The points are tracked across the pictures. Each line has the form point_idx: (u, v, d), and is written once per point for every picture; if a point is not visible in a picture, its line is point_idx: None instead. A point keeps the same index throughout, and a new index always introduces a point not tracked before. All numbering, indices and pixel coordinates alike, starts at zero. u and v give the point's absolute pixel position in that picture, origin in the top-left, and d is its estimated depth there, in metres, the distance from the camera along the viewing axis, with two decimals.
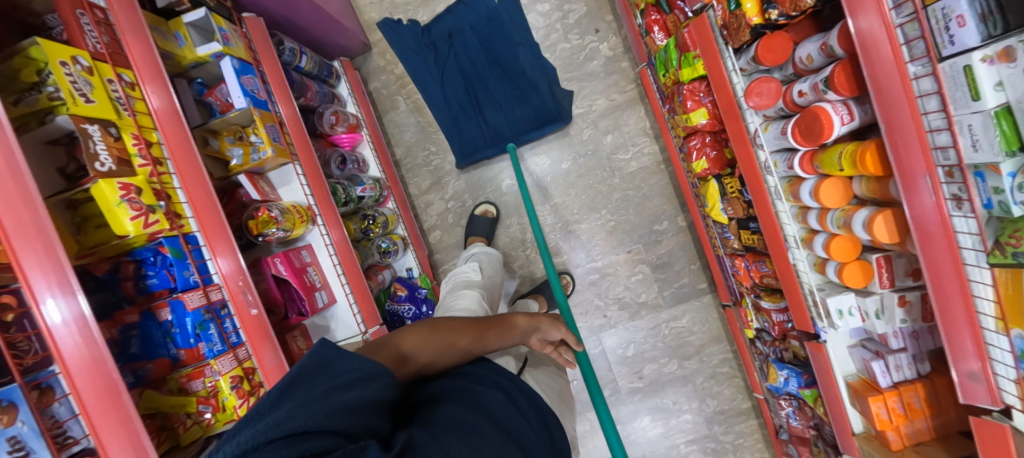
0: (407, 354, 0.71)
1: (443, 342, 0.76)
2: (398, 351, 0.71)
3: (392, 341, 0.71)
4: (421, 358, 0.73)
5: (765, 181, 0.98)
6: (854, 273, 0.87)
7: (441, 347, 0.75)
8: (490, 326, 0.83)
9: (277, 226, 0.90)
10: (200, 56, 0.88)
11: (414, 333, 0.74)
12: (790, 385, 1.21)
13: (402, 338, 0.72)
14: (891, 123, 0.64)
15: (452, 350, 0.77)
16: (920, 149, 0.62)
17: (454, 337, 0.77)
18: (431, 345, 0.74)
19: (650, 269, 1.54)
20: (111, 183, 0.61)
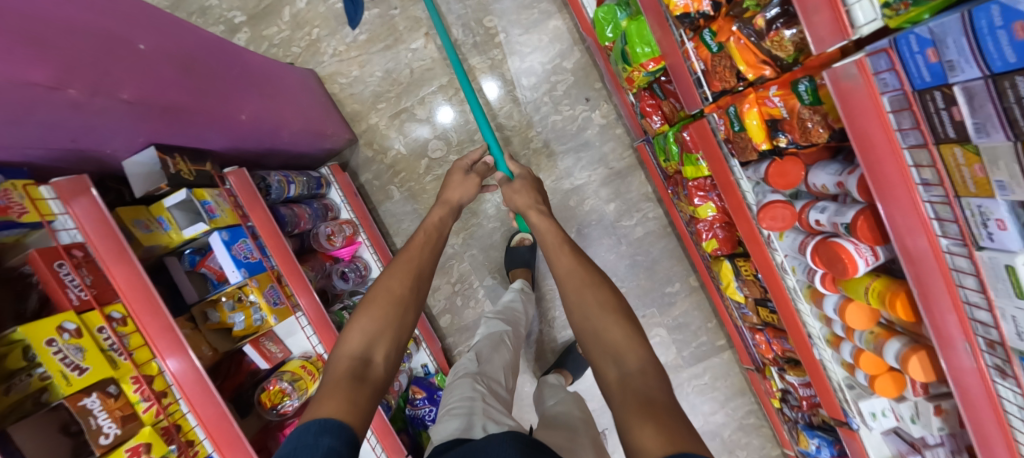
0: (365, 352, 0.71)
1: (386, 315, 0.76)
2: (354, 358, 0.71)
3: (343, 356, 0.71)
4: (380, 344, 0.73)
5: (783, 281, 0.95)
6: (886, 384, 0.85)
7: (386, 314, 0.76)
8: (409, 263, 0.85)
9: (289, 397, 0.88)
10: (187, 237, 0.84)
11: (356, 327, 0.74)
12: (822, 454, 1.19)
13: (344, 343, 0.72)
14: (908, 257, 0.60)
15: (402, 313, 0.78)
16: (925, 239, 0.57)
17: (388, 299, 0.78)
18: (376, 326, 0.75)
19: (667, 331, 1.52)
20: (117, 456, 0.59)
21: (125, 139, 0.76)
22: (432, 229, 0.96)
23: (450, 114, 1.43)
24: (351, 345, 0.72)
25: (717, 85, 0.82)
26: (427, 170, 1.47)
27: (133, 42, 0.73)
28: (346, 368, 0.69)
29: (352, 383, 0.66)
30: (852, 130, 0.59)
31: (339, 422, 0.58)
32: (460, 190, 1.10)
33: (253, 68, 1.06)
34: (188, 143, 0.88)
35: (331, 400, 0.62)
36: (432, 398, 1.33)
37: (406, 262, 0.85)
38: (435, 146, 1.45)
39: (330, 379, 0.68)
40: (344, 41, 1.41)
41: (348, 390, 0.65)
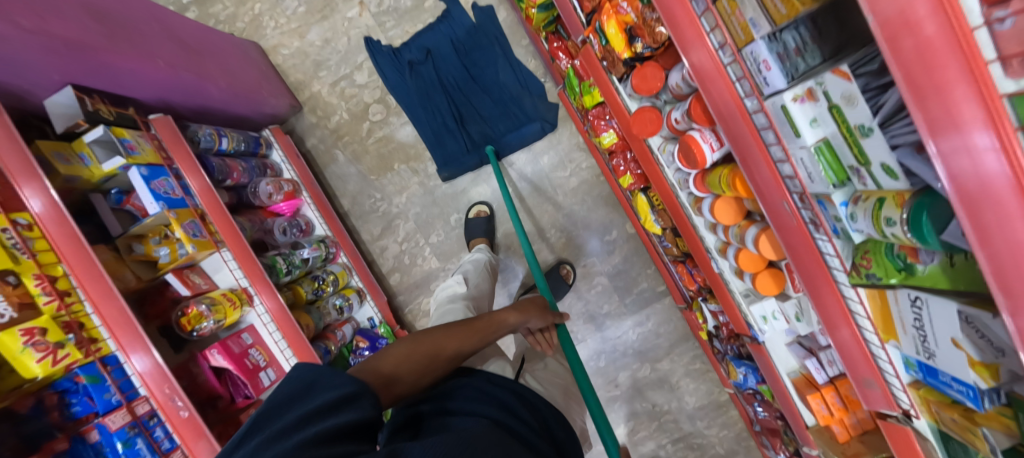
0: (391, 375, 0.68)
1: (427, 360, 0.74)
2: (380, 375, 0.68)
3: (372, 366, 0.68)
4: (406, 377, 0.70)
5: (676, 196, 0.99)
6: (767, 281, 0.88)
7: (424, 358, 0.74)
8: (468, 331, 0.83)
9: (207, 319, 0.94)
10: (106, 172, 0.91)
11: (396, 352, 0.72)
12: (750, 381, 1.22)
13: (381, 359, 0.70)
14: (729, 132, 0.65)
15: (433, 367, 0.75)
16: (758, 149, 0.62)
17: (440, 348, 0.76)
18: (414, 362, 0.72)
19: (608, 279, 1.56)
20: (10, 334, 0.65)
21: (40, 74, 0.83)
22: (500, 319, 0.91)
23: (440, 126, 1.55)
24: (385, 364, 0.69)
25: (586, 6, 0.90)
26: (369, 134, 1.54)
27: None
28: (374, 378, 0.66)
29: None
30: (665, 14, 0.65)
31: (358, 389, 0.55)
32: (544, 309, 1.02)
33: (179, 30, 1.14)
34: (110, 89, 0.96)
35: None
36: (375, 345, 1.39)
37: (467, 328, 0.83)
38: (376, 110, 1.53)
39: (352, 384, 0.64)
40: (284, 13, 1.50)
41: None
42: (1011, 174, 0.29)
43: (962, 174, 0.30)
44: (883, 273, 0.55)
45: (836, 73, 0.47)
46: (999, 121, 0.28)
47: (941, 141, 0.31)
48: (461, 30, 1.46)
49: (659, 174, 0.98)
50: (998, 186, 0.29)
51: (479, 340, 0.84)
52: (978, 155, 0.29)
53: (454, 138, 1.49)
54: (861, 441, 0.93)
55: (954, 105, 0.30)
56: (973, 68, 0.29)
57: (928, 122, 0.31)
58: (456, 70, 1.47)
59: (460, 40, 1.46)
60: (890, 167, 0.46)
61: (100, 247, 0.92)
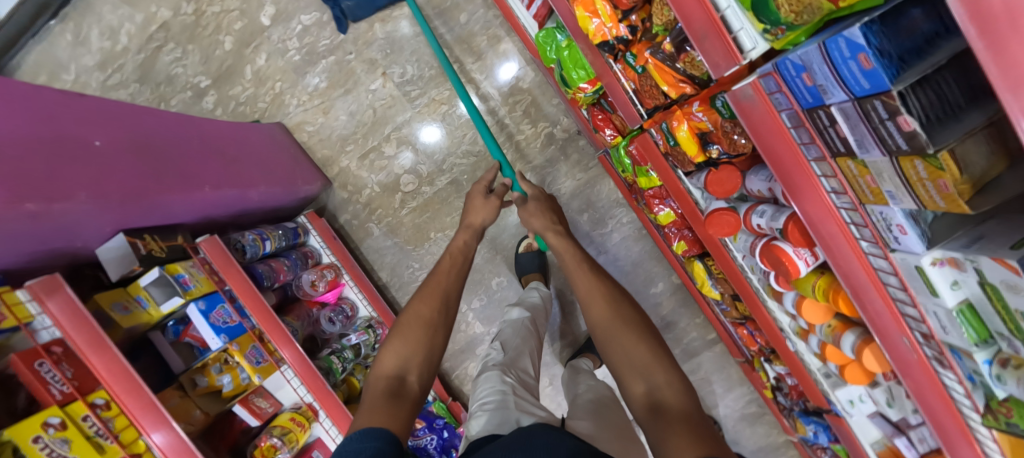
0: (399, 373, 0.78)
1: (419, 340, 0.83)
2: (390, 376, 0.78)
3: (379, 375, 0.78)
4: (414, 365, 0.80)
5: (748, 279, 0.96)
6: (856, 373, 0.85)
7: (417, 337, 0.84)
8: (439, 294, 0.93)
9: (280, 450, 0.93)
10: (166, 312, 0.88)
11: (391, 350, 0.82)
12: (821, 438, 1.21)
13: (381, 364, 0.80)
14: (840, 266, 0.62)
15: (435, 340, 0.85)
16: (861, 267, 0.59)
17: (419, 319, 0.86)
18: (410, 349, 0.82)
19: (657, 331, 1.53)
20: None
21: (94, 230, 0.80)
22: (455, 266, 1.02)
23: (436, 133, 1.47)
24: (387, 364, 0.79)
25: (649, 102, 0.85)
26: (402, 205, 1.51)
27: (89, 139, 0.78)
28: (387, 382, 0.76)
29: (388, 398, 0.72)
30: (763, 149, 0.61)
31: (380, 432, 0.62)
32: (483, 209, 1.14)
33: (210, 138, 1.10)
34: (158, 222, 0.93)
35: (375, 412, 0.68)
36: (432, 425, 1.37)
37: (433, 289, 0.93)
38: (407, 180, 1.49)
39: (370, 396, 0.74)
40: (306, 90, 1.45)
41: (385, 401, 0.71)
42: None
43: None
44: None
45: (995, 261, 0.43)
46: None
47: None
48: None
49: (727, 259, 0.95)
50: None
51: (450, 288, 0.95)
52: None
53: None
54: None
55: None
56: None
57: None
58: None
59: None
60: None
61: (165, 392, 0.88)
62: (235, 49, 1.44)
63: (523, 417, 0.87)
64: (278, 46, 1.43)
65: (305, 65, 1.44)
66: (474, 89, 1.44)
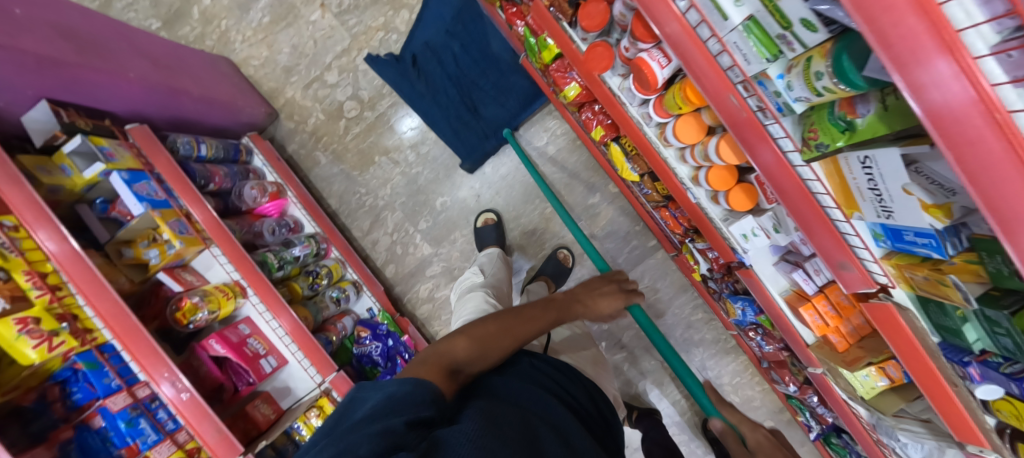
0: (460, 365, 0.66)
1: (490, 354, 0.70)
2: (450, 365, 0.65)
3: (441, 352, 0.67)
4: (474, 368, 0.68)
5: (644, 132, 1.01)
6: (740, 197, 0.90)
7: (490, 349, 0.70)
8: (531, 318, 0.79)
9: (201, 310, 0.96)
10: (88, 179, 0.94)
11: (463, 339, 0.69)
12: (748, 315, 1.24)
13: (451, 347, 0.68)
14: (668, 37, 0.66)
15: (503, 347, 0.72)
16: (682, 31, 0.64)
17: (503, 340, 0.73)
18: (480, 353, 0.69)
19: (599, 241, 1.57)
20: (4, 323, 0.66)
21: (14, 90, 0.87)
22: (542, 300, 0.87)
23: (411, 123, 1.56)
24: (455, 351, 0.67)
25: None
26: (347, 131, 1.58)
27: (10, 8, 0.86)
28: (444, 366, 0.64)
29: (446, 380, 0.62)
30: None
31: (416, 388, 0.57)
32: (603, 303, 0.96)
33: (144, 45, 1.18)
34: (82, 101, 0.99)
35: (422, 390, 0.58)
36: (376, 333, 1.39)
37: (531, 318, 0.79)
38: (350, 107, 1.56)
39: (422, 367, 0.64)
40: (250, 26, 1.54)
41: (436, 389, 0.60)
42: (976, 99, 0.33)
43: (940, 103, 0.34)
44: (829, 139, 0.57)
45: None
46: (955, 50, 0.32)
47: (907, 75, 0.35)
48: (447, 15, 1.46)
49: (622, 112, 1.00)
50: (963, 108, 0.33)
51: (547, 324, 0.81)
52: (939, 85, 0.33)
53: (475, 137, 1.52)
54: (860, 347, 0.95)
55: (910, 42, 0.33)
56: (929, 13, 0.32)
57: (894, 57, 0.35)
58: (461, 57, 1.49)
59: (453, 28, 1.47)
60: (809, 20, 0.48)
61: (91, 252, 0.94)
62: None
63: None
64: None
65: (248, 1, 1.53)
66: (408, 15, 1.52)
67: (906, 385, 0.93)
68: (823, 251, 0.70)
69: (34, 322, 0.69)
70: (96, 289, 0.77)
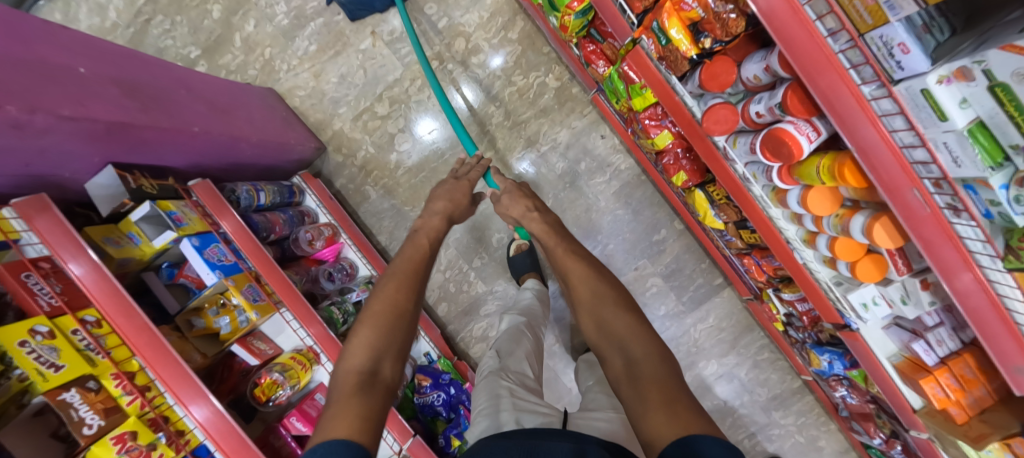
0: (371, 365, 0.76)
1: (386, 337, 0.79)
2: (360, 372, 0.74)
3: (350, 369, 0.75)
4: (384, 359, 0.78)
5: (749, 192, 0.94)
6: (868, 268, 0.83)
7: (382, 330, 0.80)
8: (400, 282, 0.89)
9: (282, 387, 0.90)
10: (158, 247, 0.87)
11: (359, 343, 0.78)
12: (836, 368, 1.19)
13: (352, 358, 0.77)
14: (844, 123, 0.60)
15: (400, 322, 0.83)
16: (871, 126, 0.57)
17: (389, 316, 0.82)
18: (377, 340, 0.79)
19: (662, 279, 1.50)
20: (102, 444, 0.60)
21: (81, 160, 0.79)
22: (399, 261, 0.95)
23: (431, 126, 1.47)
24: (356, 359, 0.76)
25: (638, 6, 0.87)
26: (398, 165, 1.50)
27: (74, 67, 0.77)
28: (358, 379, 0.73)
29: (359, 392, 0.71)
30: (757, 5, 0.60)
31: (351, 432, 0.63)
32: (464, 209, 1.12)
33: (200, 89, 1.09)
34: (147, 161, 0.91)
35: (342, 412, 0.67)
36: (438, 382, 1.33)
37: (399, 278, 0.89)
38: (402, 139, 1.49)
39: (337, 393, 0.72)
40: (296, 55, 1.46)
41: (360, 402, 0.69)
42: None
43: None
44: None
45: (1005, 49, 0.43)
46: None
47: None
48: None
49: (727, 170, 0.93)
50: None
51: (416, 276, 0.92)
52: None
53: None
54: (982, 422, 0.89)
55: None
56: None
57: None
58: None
59: None
60: None
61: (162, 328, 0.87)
62: (224, 17, 1.45)
63: (522, 417, 0.85)
64: (267, 12, 1.44)
65: (294, 29, 1.45)
66: (464, 43, 1.44)
67: None
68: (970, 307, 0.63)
69: (131, 439, 0.62)
70: (123, 306, 0.70)
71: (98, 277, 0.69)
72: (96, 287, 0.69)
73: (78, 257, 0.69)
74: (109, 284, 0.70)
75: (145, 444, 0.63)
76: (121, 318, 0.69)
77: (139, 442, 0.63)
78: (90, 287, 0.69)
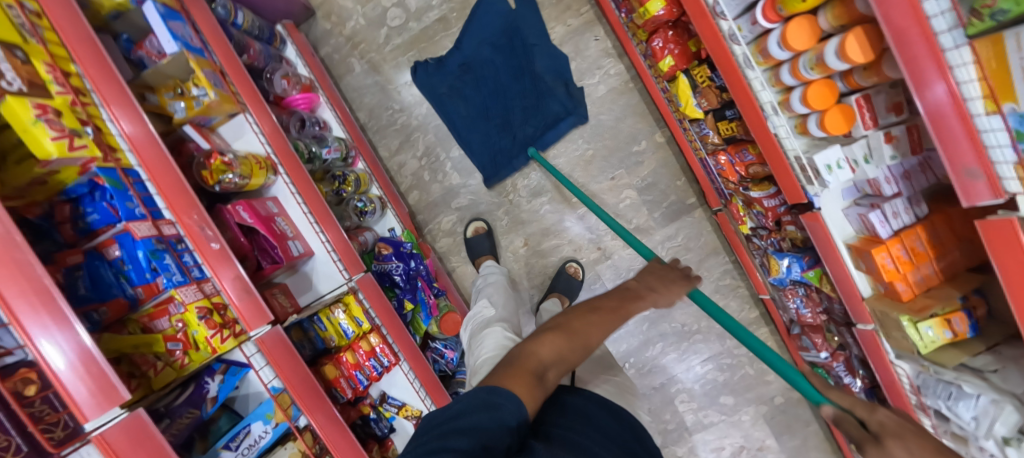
0: (549, 364, 0.62)
1: (579, 349, 0.66)
2: (538, 363, 0.62)
3: (529, 351, 0.63)
4: (562, 366, 0.64)
5: (732, 52, 0.94)
6: (837, 119, 0.83)
7: (578, 341, 0.66)
8: (611, 311, 0.73)
9: (232, 171, 0.85)
10: (119, 3, 0.82)
11: (551, 338, 0.66)
12: (793, 273, 1.18)
13: (538, 346, 0.64)
14: None
15: (591, 345, 0.67)
16: None
17: (589, 336, 0.68)
18: (570, 349, 0.65)
19: (637, 192, 1.50)
20: (22, 101, 0.54)
21: None
22: (614, 291, 0.80)
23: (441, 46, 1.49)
24: (543, 349, 0.64)
25: None
26: (387, 42, 1.48)
27: None
28: (532, 368, 0.60)
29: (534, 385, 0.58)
30: None
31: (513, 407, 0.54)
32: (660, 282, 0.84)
33: None
34: None
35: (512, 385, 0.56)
36: (400, 252, 1.28)
37: (615, 310, 0.73)
38: (394, 14, 1.47)
39: (509, 366, 0.61)
40: None
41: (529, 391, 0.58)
42: None
43: None
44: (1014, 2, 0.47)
45: None
46: None
47: None
48: (496, 25, 1.45)
49: (713, 26, 0.94)
50: None
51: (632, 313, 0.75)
52: None
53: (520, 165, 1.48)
54: (927, 297, 0.92)
55: None
56: None
57: None
58: (491, 38, 1.45)
59: (525, 88, 1.46)
60: None
61: None
62: None
63: None
64: None
65: None
66: None
67: (969, 340, 0.90)
68: (951, 152, 0.60)
69: (52, 114, 0.57)
70: (150, 146, 0.66)
71: (130, 108, 0.66)
72: (102, 82, 0.65)
73: (111, 97, 0.65)
74: (116, 83, 0.66)
75: (69, 128, 0.58)
76: (129, 123, 0.65)
77: (62, 124, 0.58)
78: (99, 85, 0.65)
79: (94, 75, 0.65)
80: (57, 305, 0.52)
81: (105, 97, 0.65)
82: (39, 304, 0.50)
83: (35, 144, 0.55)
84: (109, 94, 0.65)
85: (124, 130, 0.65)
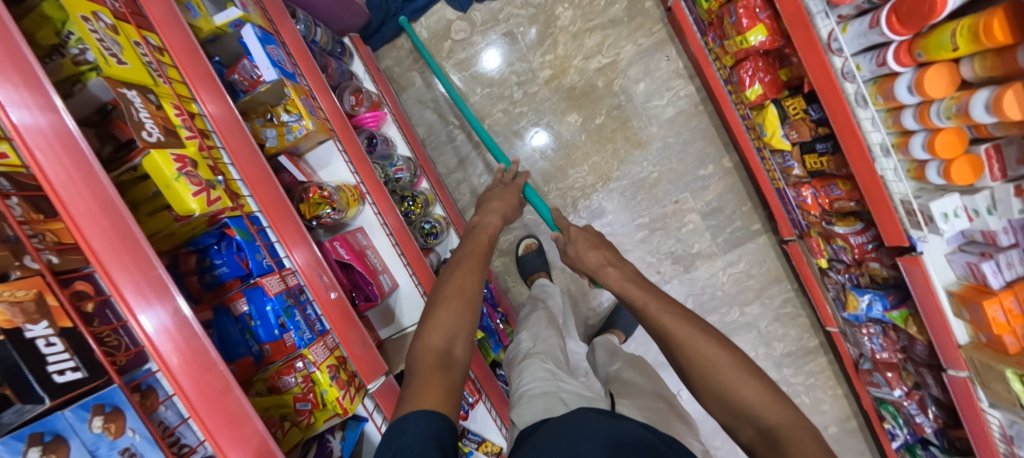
0: (448, 344, 0.64)
1: (465, 315, 0.68)
2: (437, 351, 0.63)
3: (425, 347, 0.63)
4: (462, 336, 0.66)
5: (842, 90, 0.91)
6: (963, 170, 0.80)
7: (463, 306, 0.68)
8: (472, 259, 0.77)
9: (330, 206, 0.82)
10: (218, 27, 0.78)
11: (437, 319, 0.66)
12: (874, 311, 1.16)
13: (426, 338, 0.65)
14: None
15: (475, 302, 0.70)
16: None
17: (463, 292, 0.70)
18: (455, 318, 0.67)
19: (700, 217, 1.47)
20: (163, 154, 0.51)
21: None
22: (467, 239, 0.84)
23: (496, 58, 1.46)
24: (433, 338, 0.64)
25: None
26: (449, 58, 1.47)
27: None
28: (434, 361, 0.61)
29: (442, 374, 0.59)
30: None
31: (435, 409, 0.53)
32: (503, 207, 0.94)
33: None
34: None
35: (422, 393, 0.56)
36: None
37: (472, 257, 0.77)
38: (459, 28, 1.45)
39: (416, 375, 0.60)
40: None
41: (442, 379, 0.59)
42: None
43: None
44: None
45: None
46: None
47: None
48: None
49: (826, 63, 0.89)
50: None
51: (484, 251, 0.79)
52: None
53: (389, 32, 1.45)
54: None
55: None
56: None
57: None
58: None
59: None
60: None
61: None
62: None
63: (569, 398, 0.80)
64: None
65: None
66: None
67: None
68: None
69: (190, 166, 0.53)
70: (243, 142, 0.63)
71: (215, 90, 0.63)
72: (195, 71, 0.61)
73: (205, 90, 0.61)
74: (208, 75, 0.63)
75: (204, 180, 0.54)
76: (214, 104, 0.62)
77: (199, 176, 0.54)
78: (191, 76, 0.61)
79: (187, 65, 0.61)
80: (163, 280, 0.47)
81: (196, 86, 0.61)
82: (147, 280, 0.46)
83: (178, 203, 0.51)
84: (197, 80, 0.61)
85: (208, 109, 0.61)
